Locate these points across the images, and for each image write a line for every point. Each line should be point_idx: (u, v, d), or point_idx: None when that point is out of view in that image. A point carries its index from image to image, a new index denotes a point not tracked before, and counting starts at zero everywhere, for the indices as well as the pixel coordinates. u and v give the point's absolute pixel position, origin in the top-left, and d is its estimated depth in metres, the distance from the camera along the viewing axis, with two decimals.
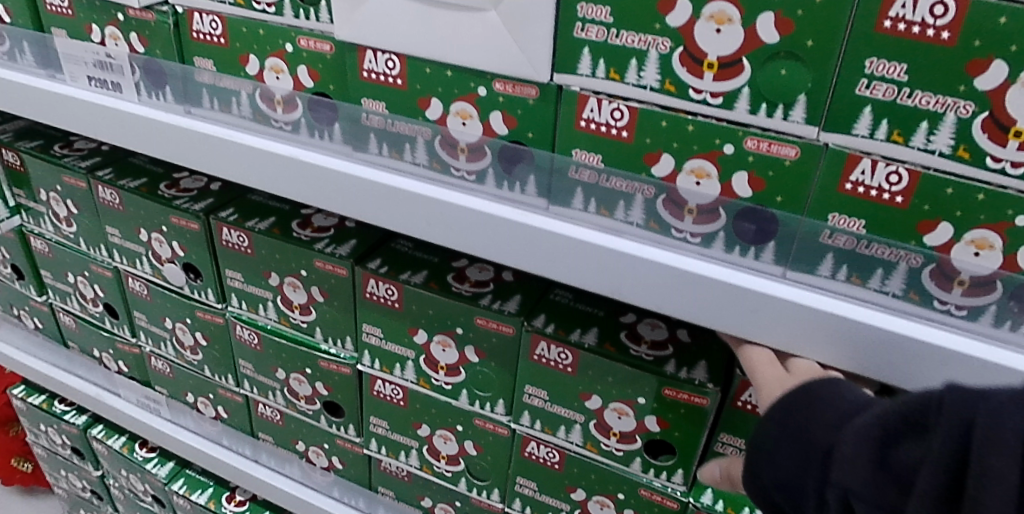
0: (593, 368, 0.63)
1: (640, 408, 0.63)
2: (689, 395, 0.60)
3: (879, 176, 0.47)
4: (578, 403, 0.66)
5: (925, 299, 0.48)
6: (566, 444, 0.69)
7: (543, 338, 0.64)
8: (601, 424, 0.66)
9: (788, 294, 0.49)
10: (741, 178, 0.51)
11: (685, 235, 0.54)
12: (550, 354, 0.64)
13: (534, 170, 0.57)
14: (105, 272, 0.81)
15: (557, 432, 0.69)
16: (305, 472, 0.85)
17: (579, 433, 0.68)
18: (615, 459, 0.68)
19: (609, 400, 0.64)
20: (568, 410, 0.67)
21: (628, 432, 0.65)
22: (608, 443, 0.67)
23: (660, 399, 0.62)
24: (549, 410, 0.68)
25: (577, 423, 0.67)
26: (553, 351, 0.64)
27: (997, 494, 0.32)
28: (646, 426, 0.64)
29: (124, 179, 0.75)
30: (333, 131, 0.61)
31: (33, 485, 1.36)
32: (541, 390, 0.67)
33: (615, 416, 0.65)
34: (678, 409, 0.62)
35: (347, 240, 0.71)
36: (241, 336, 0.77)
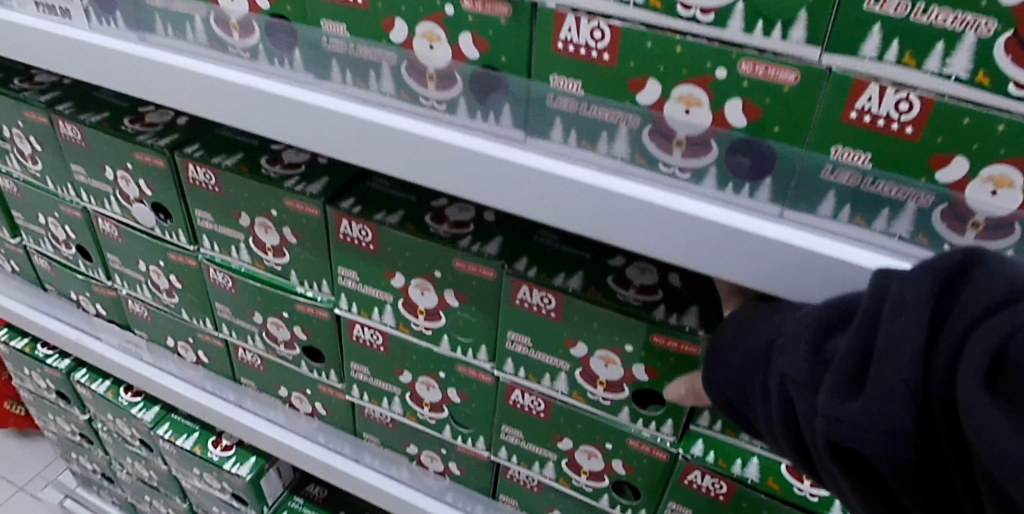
0: (578, 315, 0.59)
1: (628, 356, 0.60)
2: (679, 343, 0.56)
3: (888, 104, 0.42)
4: (563, 350, 0.62)
5: (934, 242, 0.45)
6: (551, 392, 0.66)
7: (525, 283, 0.60)
8: (587, 372, 0.63)
9: (785, 237, 0.47)
10: (735, 106, 0.46)
11: (674, 171, 0.50)
12: (533, 298, 0.60)
13: (508, 100, 0.52)
14: (74, 213, 0.78)
15: (542, 381, 0.65)
16: (289, 418, 0.83)
17: (565, 382, 0.64)
18: (602, 408, 0.65)
19: (595, 348, 0.61)
20: (553, 358, 0.63)
21: (615, 381, 0.62)
22: (595, 392, 0.64)
23: (648, 347, 0.58)
24: (532, 357, 0.64)
25: (562, 371, 0.64)
26: (536, 296, 0.60)
27: (897, 352, 0.35)
28: (634, 375, 0.61)
29: (85, 113, 0.71)
30: (293, 58, 0.56)
31: (28, 429, 1.37)
32: (525, 337, 0.63)
33: (601, 364, 0.61)
34: (667, 358, 0.58)
35: (318, 178, 0.67)
36: (215, 279, 0.74)
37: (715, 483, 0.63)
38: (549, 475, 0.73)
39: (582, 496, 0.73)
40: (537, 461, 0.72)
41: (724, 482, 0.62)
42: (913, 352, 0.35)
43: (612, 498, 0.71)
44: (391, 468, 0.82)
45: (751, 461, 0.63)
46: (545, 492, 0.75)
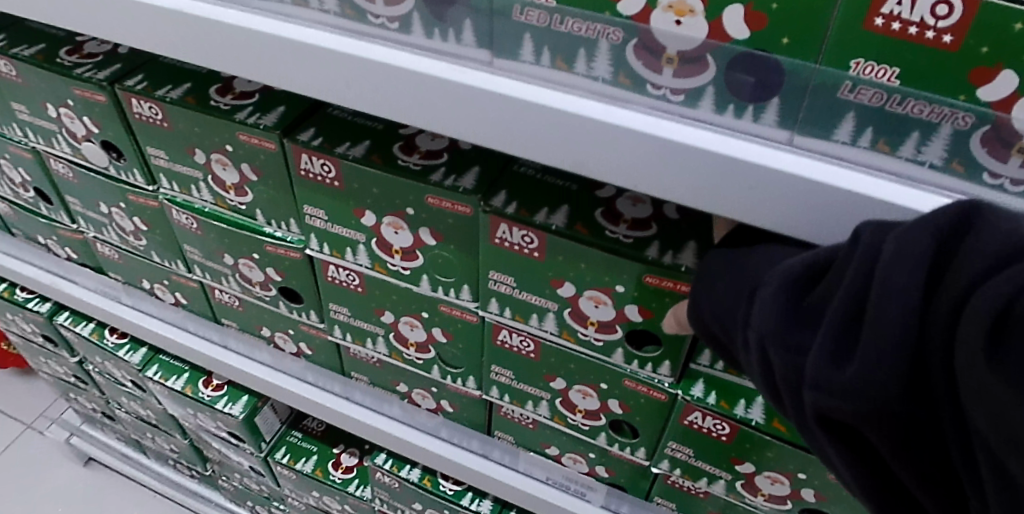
0: (563, 253, 0.54)
1: (619, 297, 0.54)
2: (675, 283, 0.51)
3: (923, 7, 0.35)
4: (550, 290, 0.57)
5: (971, 170, 0.39)
6: (538, 333, 0.61)
7: (503, 221, 0.54)
8: (576, 313, 0.58)
9: (793, 168, 0.40)
10: (735, 14, 0.39)
11: (664, 93, 0.42)
12: (513, 237, 0.55)
13: (469, 13, 0.44)
14: (24, 154, 0.72)
15: (529, 321, 0.61)
16: (276, 358, 0.80)
17: (553, 322, 0.59)
18: (594, 349, 0.60)
19: (584, 288, 0.55)
20: (539, 298, 0.58)
21: (607, 322, 0.57)
22: (586, 332, 0.59)
23: (641, 287, 0.53)
24: (518, 298, 0.59)
25: (550, 311, 0.59)
26: (516, 234, 0.54)
27: (889, 312, 0.31)
28: (627, 315, 0.55)
29: (18, 46, 0.64)
30: None
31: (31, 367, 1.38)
32: (508, 276, 0.58)
33: (592, 304, 0.56)
34: (662, 298, 0.52)
35: (274, 107, 0.60)
36: (179, 220, 0.69)
37: (717, 424, 0.60)
38: (543, 414, 0.69)
39: (578, 433, 0.70)
40: (530, 400, 0.69)
41: (727, 423, 0.59)
42: (903, 311, 0.30)
43: (609, 436, 0.68)
44: (384, 405, 0.79)
45: (757, 401, 0.59)
46: (540, 428, 0.72)
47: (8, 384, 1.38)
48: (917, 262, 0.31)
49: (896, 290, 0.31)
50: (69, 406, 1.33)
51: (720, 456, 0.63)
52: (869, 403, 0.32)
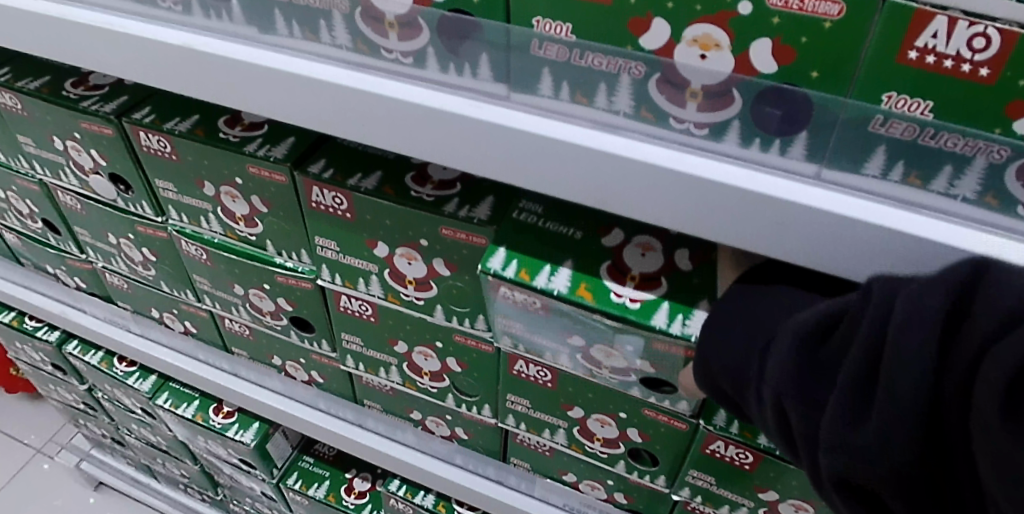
0: (566, 315, 0.51)
1: (631, 353, 0.51)
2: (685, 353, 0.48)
3: (958, 40, 0.33)
4: (560, 338, 0.54)
5: (1006, 205, 0.37)
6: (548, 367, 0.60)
7: (503, 284, 0.50)
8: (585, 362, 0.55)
9: (821, 203, 0.39)
10: (763, 48, 0.37)
11: (688, 127, 0.41)
12: (513, 299, 0.51)
13: (485, 48, 0.43)
14: (32, 186, 0.71)
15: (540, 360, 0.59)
16: (288, 385, 0.79)
17: (568, 360, 0.57)
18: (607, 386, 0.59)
19: (592, 342, 0.53)
20: (546, 345, 0.56)
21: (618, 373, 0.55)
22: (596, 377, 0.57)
23: (652, 351, 0.50)
24: (528, 339, 0.56)
25: (563, 352, 0.56)
26: (518, 295, 0.51)
27: (901, 380, 0.30)
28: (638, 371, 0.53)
29: (23, 79, 0.64)
30: (232, 9, 0.47)
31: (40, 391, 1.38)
32: (515, 324, 0.55)
33: (603, 355, 0.53)
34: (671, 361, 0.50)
35: (284, 138, 0.59)
36: (188, 251, 0.68)
37: (739, 453, 0.59)
38: (560, 442, 0.68)
39: (596, 461, 0.68)
40: (547, 428, 0.67)
41: (751, 453, 0.58)
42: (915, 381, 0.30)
43: (628, 464, 0.67)
44: (397, 433, 0.78)
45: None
46: (557, 456, 0.71)
47: (15, 408, 1.38)
48: (926, 328, 0.30)
49: (908, 357, 0.30)
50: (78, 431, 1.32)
51: (744, 485, 0.61)
52: (888, 471, 0.31)
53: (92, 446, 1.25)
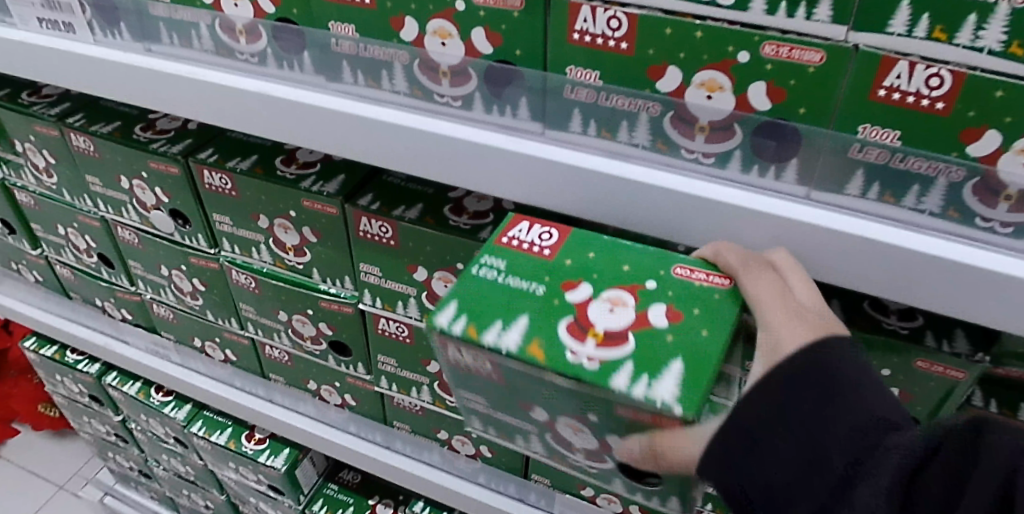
0: (520, 377, 0.44)
1: (596, 427, 0.45)
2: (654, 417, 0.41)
3: (918, 80, 0.41)
4: (523, 414, 0.49)
5: (966, 216, 0.45)
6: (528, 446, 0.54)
7: (449, 342, 0.44)
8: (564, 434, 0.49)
9: (811, 219, 0.47)
10: (758, 89, 0.45)
11: (697, 156, 0.49)
12: (460, 356, 0.45)
13: (525, 93, 0.51)
14: (93, 223, 0.78)
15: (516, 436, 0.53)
16: (320, 409, 0.85)
17: (539, 442, 0.54)
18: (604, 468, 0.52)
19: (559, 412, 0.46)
20: (513, 417, 0.50)
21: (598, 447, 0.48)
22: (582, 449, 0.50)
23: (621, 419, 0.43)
24: (496, 417, 0.52)
25: (528, 432, 0.51)
26: (466, 355, 0.44)
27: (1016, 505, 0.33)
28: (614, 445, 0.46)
29: (96, 124, 0.71)
30: (302, 61, 0.56)
31: (64, 429, 1.42)
32: (479, 398, 0.50)
33: (569, 431, 0.48)
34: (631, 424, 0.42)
35: (334, 176, 0.66)
36: (238, 280, 0.74)
37: None
38: None
39: None
40: None
41: None
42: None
43: None
44: (423, 453, 0.83)
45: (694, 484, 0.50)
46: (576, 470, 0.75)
47: (38, 446, 1.41)
48: None
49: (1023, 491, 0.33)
50: (102, 467, 1.36)
51: None
52: None
53: (116, 481, 1.29)
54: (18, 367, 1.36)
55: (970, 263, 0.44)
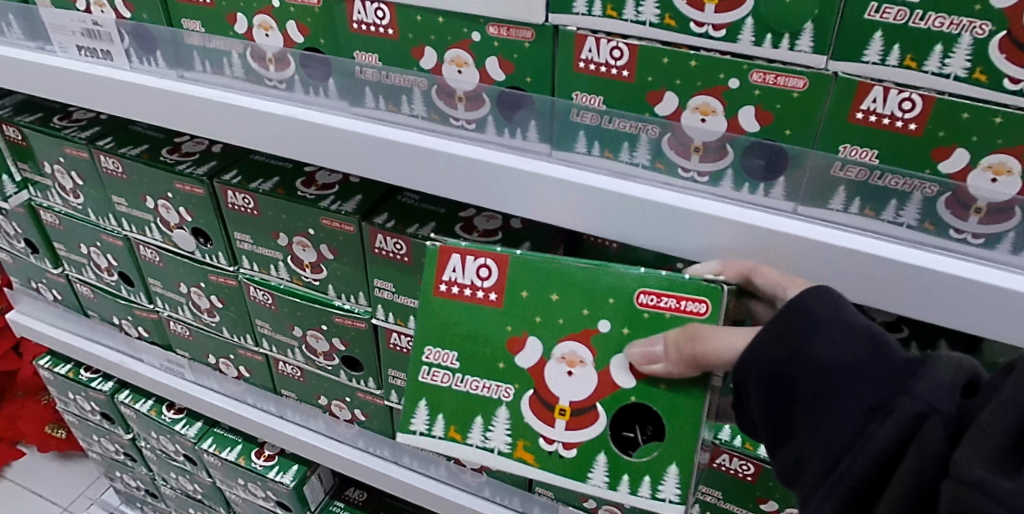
0: (527, 286, 0.50)
1: (597, 352, 0.50)
2: (678, 300, 0.48)
3: (892, 103, 0.46)
4: (505, 367, 0.52)
5: (941, 228, 0.49)
6: (481, 453, 0.54)
7: (455, 253, 0.50)
8: (544, 402, 0.52)
9: (798, 231, 0.51)
10: (748, 113, 0.50)
11: (693, 175, 0.53)
12: (464, 274, 0.51)
13: (535, 116, 0.55)
14: (116, 241, 0.82)
15: (468, 436, 0.54)
16: (330, 425, 0.87)
17: (505, 423, 0.54)
18: (566, 473, 0.53)
19: (553, 347, 0.51)
20: (487, 385, 0.53)
21: (580, 406, 0.51)
22: (551, 443, 0.53)
23: (632, 316, 0.49)
24: (460, 390, 0.54)
25: (503, 406, 0.53)
26: (468, 269, 0.51)
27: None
28: (611, 378, 0.50)
29: (125, 147, 0.75)
30: (328, 87, 0.60)
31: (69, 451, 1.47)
32: (449, 355, 0.53)
33: (563, 374, 0.51)
34: (644, 320, 0.49)
35: (352, 196, 0.70)
36: (255, 296, 0.77)
37: (743, 465, 0.67)
38: None
39: None
40: None
41: (753, 464, 0.66)
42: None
43: None
44: (430, 467, 0.86)
45: (669, 474, 0.52)
46: None
47: (44, 467, 1.46)
48: None
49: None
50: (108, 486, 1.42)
51: (749, 496, 0.69)
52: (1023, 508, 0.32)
53: (119, 502, 1.36)
54: (32, 387, 1.41)
55: (947, 271, 0.48)
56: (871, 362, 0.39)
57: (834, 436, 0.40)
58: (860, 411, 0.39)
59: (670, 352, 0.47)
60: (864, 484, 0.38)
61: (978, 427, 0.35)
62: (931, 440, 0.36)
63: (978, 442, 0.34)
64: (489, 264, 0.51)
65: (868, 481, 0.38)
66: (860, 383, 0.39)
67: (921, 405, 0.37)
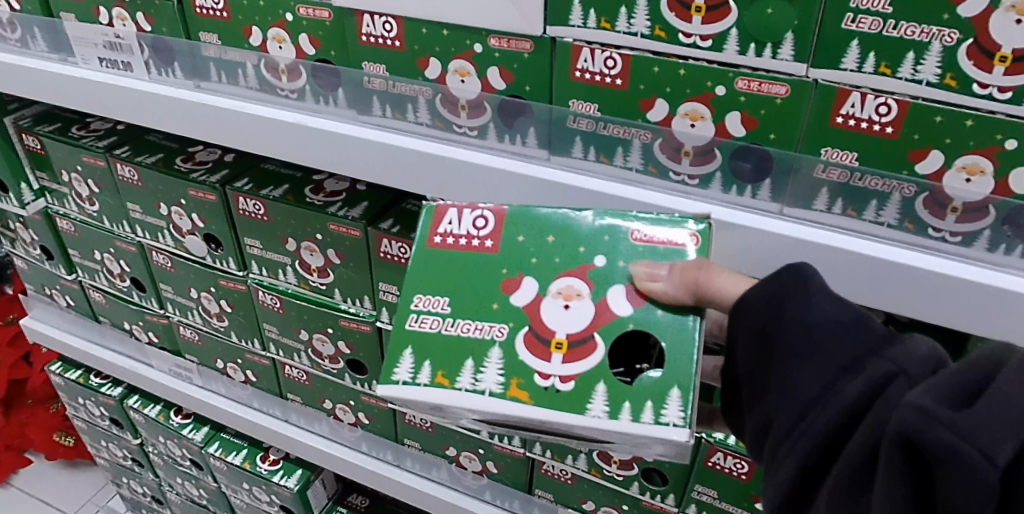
0: (523, 232, 0.52)
1: (594, 280, 0.50)
2: (669, 234, 0.51)
3: (869, 108, 0.49)
4: (497, 307, 0.50)
5: (920, 227, 0.51)
6: (469, 398, 0.48)
7: (453, 207, 0.54)
8: (539, 336, 0.49)
9: (783, 230, 0.53)
10: (734, 118, 0.52)
11: (683, 178, 0.56)
12: (460, 226, 0.53)
13: (534, 123, 0.58)
14: (129, 248, 0.85)
15: (457, 379, 0.49)
16: (334, 429, 0.90)
17: (497, 363, 0.49)
18: (561, 407, 0.47)
19: (550, 283, 0.50)
20: (480, 327, 0.50)
21: (579, 338, 0.48)
22: (546, 378, 0.48)
23: (628, 251, 0.51)
24: (446, 335, 0.50)
25: (495, 345, 0.49)
26: (466, 217, 0.53)
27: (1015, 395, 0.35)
28: (609, 308, 0.49)
29: (141, 155, 0.78)
30: (337, 97, 0.64)
31: (76, 459, 1.51)
32: (440, 301, 0.51)
33: (559, 304, 0.50)
34: (639, 253, 0.51)
35: (358, 203, 0.72)
36: (264, 301, 0.80)
37: (737, 463, 0.67)
38: (581, 467, 0.77)
39: (613, 484, 0.77)
40: (570, 455, 0.76)
41: (745, 462, 0.67)
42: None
43: (641, 485, 0.75)
44: (432, 470, 0.88)
45: (671, 397, 0.47)
46: (578, 484, 0.79)
47: (52, 474, 1.50)
48: None
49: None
50: (115, 494, 1.46)
51: (744, 495, 0.70)
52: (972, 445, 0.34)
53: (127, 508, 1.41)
54: (42, 396, 1.44)
55: (925, 267, 0.50)
56: (851, 328, 0.43)
57: (807, 389, 0.43)
58: (835, 369, 0.43)
59: (673, 274, 0.48)
60: (826, 432, 0.42)
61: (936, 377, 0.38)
62: (894, 391, 0.39)
63: (933, 386, 0.37)
64: (487, 215, 0.53)
65: (830, 432, 0.42)
66: (838, 344, 0.43)
67: (891, 366, 0.40)
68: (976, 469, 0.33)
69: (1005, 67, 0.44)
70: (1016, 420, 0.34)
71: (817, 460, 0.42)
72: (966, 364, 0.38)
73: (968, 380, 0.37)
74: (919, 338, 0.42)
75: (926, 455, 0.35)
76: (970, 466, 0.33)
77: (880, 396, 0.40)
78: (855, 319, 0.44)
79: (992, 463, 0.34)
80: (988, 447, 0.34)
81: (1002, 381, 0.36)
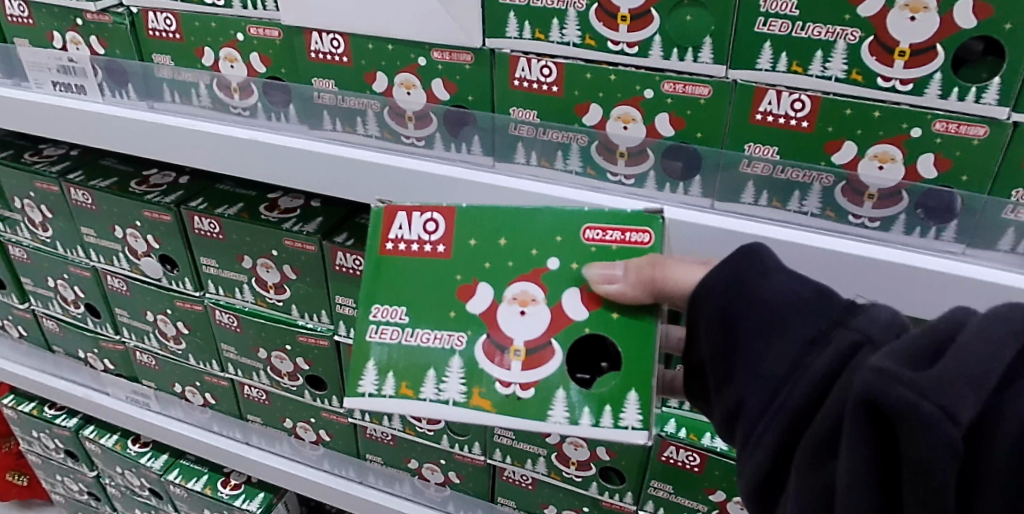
0: (475, 235, 0.54)
1: (550, 283, 0.52)
2: (623, 232, 0.52)
3: (785, 104, 0.52)
4: (455, 315, 0.53)
5: (840, 215, 0.54)
6: (434, 408, 0.52)
7: (400, 209, 0.55)
8: (498, 344, 0.52)
9: (713, 223, 0.56)
10: (663, 119, 0.56)
11: (620, 178, 0.59)
12: (411, 230, 0.55)
13: (477, 131, 0.61)
14: (83, 272, 0.86)
15: (421, 390, 0.52)
16: (296, 449, 0.90)
17: (458, 374, 0.52)
18: (523, 415, 0.51)
19: (505, 289, 0.53)
20: (439, 336, 0.53)
21: (536, 345, 0.52)
22: (508, 386, 0.52)
23: (581, 251, 0.52)
24: (407, 347, 0.53)
25: (456, 354, 0.53)
26: (415, 222, 0.55)
27: (980, 350, 0.36)
28: (565, 313, 0.52)
29: (95, 179, 0.79)
30: (288, 112, 0.66)
31: (29, 498, 1.47)
32: (399, 310, 0.54)
33: (516, 310, 0.52)
34: (592, 253, 0.52)
35: (313, 218, 0.73)
36: (221, 320, 0.80)
37: (689, 455, 0.69)
38: (541, 471, 0.78)
39: (573, 486, 0.78)
40: (529, 459, 0.77)
41: (697, 453, 0.69)
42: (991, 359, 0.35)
43: (599, 485, 0.76)
44: (395, 485, 0.88)
45: (630, 400, 0.51)
46: (539, 488, 0.80)
47: None
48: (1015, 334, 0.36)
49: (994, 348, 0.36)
50: None
51: (697, 487, 0.71)
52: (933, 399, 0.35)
53: None
54: None
55: (847, 251, 0.53)
56: (812, 302, 0.45)
57: (774, 367, 0.45)
58: (798, 344, 0.44)
59: (628, 274, 0.50)
60: (797, 409, 0.43)
61: (897, 344, 0.39)
62: (860, 357, 0.41)
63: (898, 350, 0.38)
64: (435, 218, 0.54)
65: (800, 409, 0.43)
66: (799, 319, 0.45)
67: (856, 335, 0.42)
68: (938, 426, 0.34)
69: (904, 61, 0.48)
70: (978, 375, 0.35)
71: (788, 437, 0.44)
72: (928, 329, 0.39)
73: (930, 343, 0.38)
74: (880, 306, 0.44)
75: (890, 416, 0.36)
76: (931, 423, 0.34)
77: (846, 364, 0.42)
78: (815, 294, 0.45)
79: (955, 420, 0.34)
80: (949, 404, 0.34)
81: (965, 338, 0.36)
